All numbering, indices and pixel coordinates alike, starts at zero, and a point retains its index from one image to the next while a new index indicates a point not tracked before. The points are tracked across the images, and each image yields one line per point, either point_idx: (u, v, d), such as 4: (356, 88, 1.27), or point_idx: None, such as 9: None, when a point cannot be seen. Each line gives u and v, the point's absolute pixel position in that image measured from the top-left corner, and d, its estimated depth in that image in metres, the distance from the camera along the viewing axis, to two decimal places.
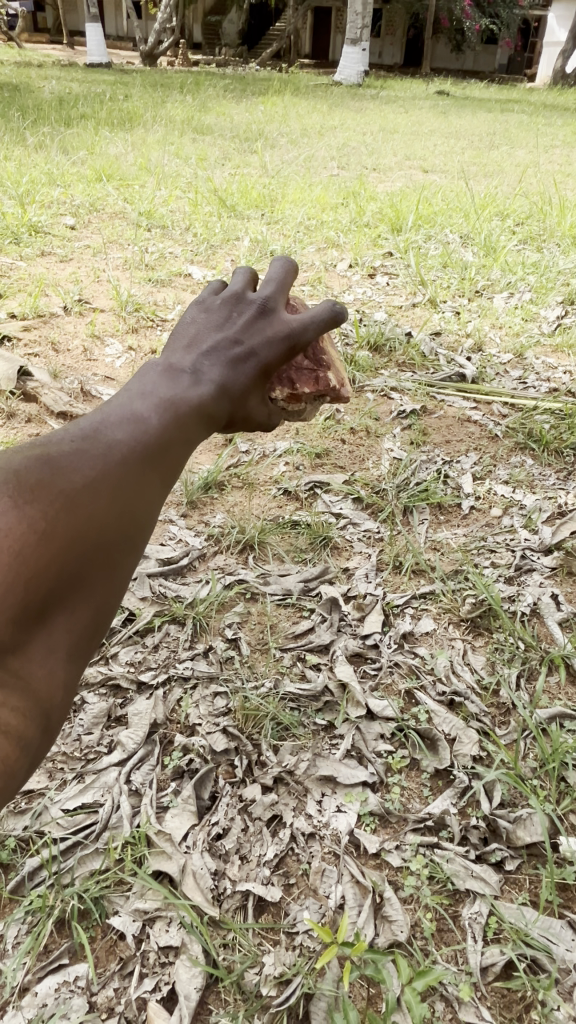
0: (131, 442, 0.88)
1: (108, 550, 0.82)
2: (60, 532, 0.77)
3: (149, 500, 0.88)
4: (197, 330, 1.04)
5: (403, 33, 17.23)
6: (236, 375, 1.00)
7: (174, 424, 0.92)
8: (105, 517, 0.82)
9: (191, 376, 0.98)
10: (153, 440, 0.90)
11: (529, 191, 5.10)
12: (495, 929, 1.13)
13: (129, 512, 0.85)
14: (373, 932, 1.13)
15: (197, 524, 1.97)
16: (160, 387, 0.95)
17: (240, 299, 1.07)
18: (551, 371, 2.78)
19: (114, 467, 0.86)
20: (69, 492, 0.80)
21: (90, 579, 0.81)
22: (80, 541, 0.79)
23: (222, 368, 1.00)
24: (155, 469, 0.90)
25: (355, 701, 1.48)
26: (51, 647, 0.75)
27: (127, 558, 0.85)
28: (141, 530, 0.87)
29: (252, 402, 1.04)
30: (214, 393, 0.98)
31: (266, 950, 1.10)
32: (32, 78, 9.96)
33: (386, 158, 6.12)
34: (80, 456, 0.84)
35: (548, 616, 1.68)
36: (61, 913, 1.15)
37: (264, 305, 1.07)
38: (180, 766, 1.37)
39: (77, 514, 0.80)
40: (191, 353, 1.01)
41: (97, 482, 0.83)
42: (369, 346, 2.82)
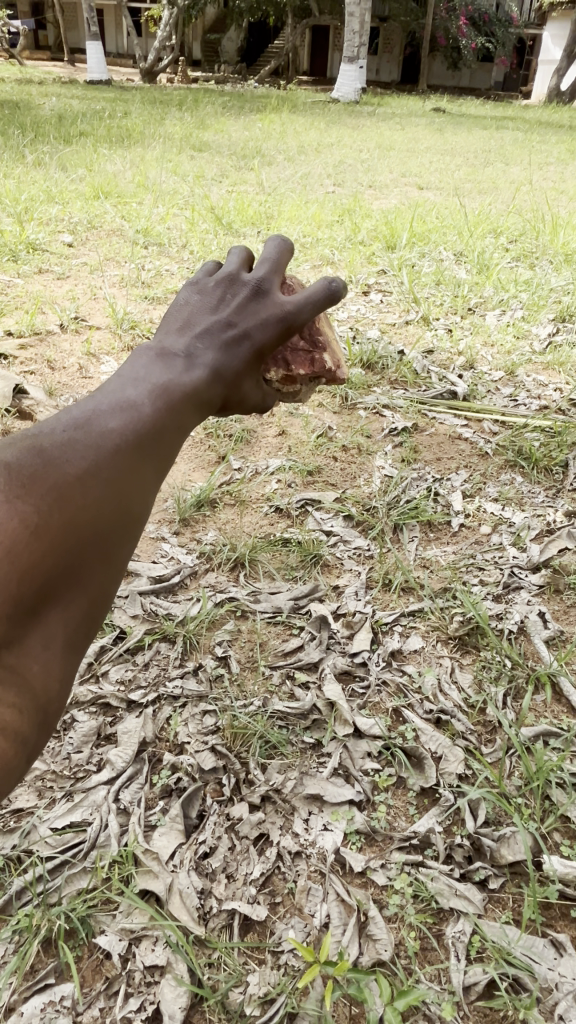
0: (126, 429, 0.90)
1: (103, 540, 0.85)
2: (55, 525, 0.79)
3: (144, 487, 0.91)
4: (192, 312, 1.08)
5: (400, 51, 17.44)
6: (229, 358, 1.06)
7: (168, 412, 0.95)
8: (100, 507, 0.84)
9: (186, 363, 1.01)
10: (148, 426, 0.92)
11: (523, 208, 5.16)
12: (479, 947, 1.14)
13: (124, 500, 0.87)
14: (357, 951, 1.14)
15: (189, 542, 1.99)
16: (154, 373, 0.98)
17: (234, 279, 1.12)
18: (542, 388, 2.81)
19: (109, 454, 0.87)
20: (65, 483, 0.82)
21: (85, 568, 0.83)
22: (74, 532, 0.81)
23: (217, 350, 1.05)
24: (148, 456, 0.92)
25: (343, 720, 1.49)
26: (48, 640, 0.78)
27: (123, 546, 0.88)
28: (135, 518, 0.89)
29: (245, 384, 1.09)
30: (208, 378, 1.02)
31: (251, 969, 1.12)
32: (33, 95, 10.07)
33: (381, 175, 6.19)
34: (74, 444, 0.85)
35: (535, 634, 1.70)
36: (48, 932, 1.16)
37: (258, 286, 1.11)
38: (168, 785, 1.38)
39: (72, 505, 0.82)
40: (186, 336, 1.05)
41: (93, 471, 0.85)
42: (361, 364, 2.85)
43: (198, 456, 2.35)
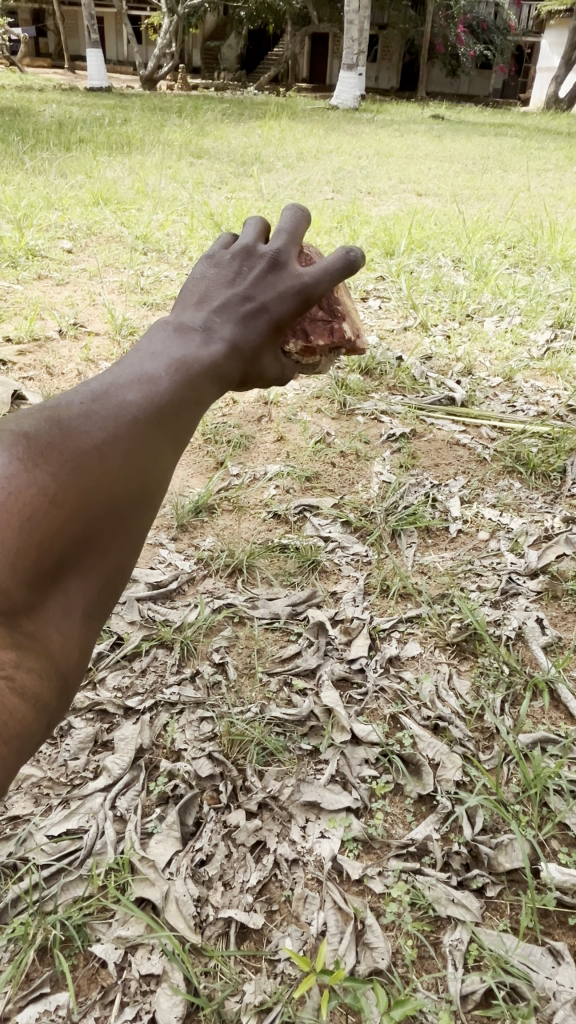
0: (143, 403, 0.92)
1: (121, 511, 0.86)
2: (73, 494, 0.81)
3: (162, 459, 0.92)
4: (209, 286, 1.08)
5: (399, 59, 17.53)
6: (248, 330, 1.06)
7: (185, 386, 0.96)
8: (118, 478, 0.86)
9: (203, 337, 1.02)
10: (166, 398, 0.94)
11: (521, 215, 5.18)
12: (476, 956, 1.14)
13: (141, 471, 0.89)
14: (354, 960, 1.13)
15: (187, 547, 1.99)
16: (170, 349, 0.99)
17: (251, 250, 1.12)
18: (540, 393, 2.82)
19: (126, 427, 0.89)
20: (83, 454, 0.84)
21: (102, 538, 0.85)
22: (92, 502, 0.83)
23: (235, 323, 1.05)
24: (166, 432, 0.93)
25: (340, 726, 1.49)
26: (66, 609, 0.80)
27: (139, 518, 0.89)
28: (152, 490, 0.91)
29: (265, 357, 1.09)
30: (226, 352, 1.03)
31: (247, 977, 1.11)
32: (34, 101, 10.11)
33: (380, 182, 6.21)
34: (92, 417, 0.87)
35: (533, 640, 1.70)
36: (43, 941, 1.15)
37: (276, 257, 1.11)
38: (165, 791, 1.38)
39: (90, 475, 0.83)
40: (203, 311, 1.05)
41: (110, 443, 0.87)
42: (360, 370, 2.86)
43: (196, 462, 2.35)
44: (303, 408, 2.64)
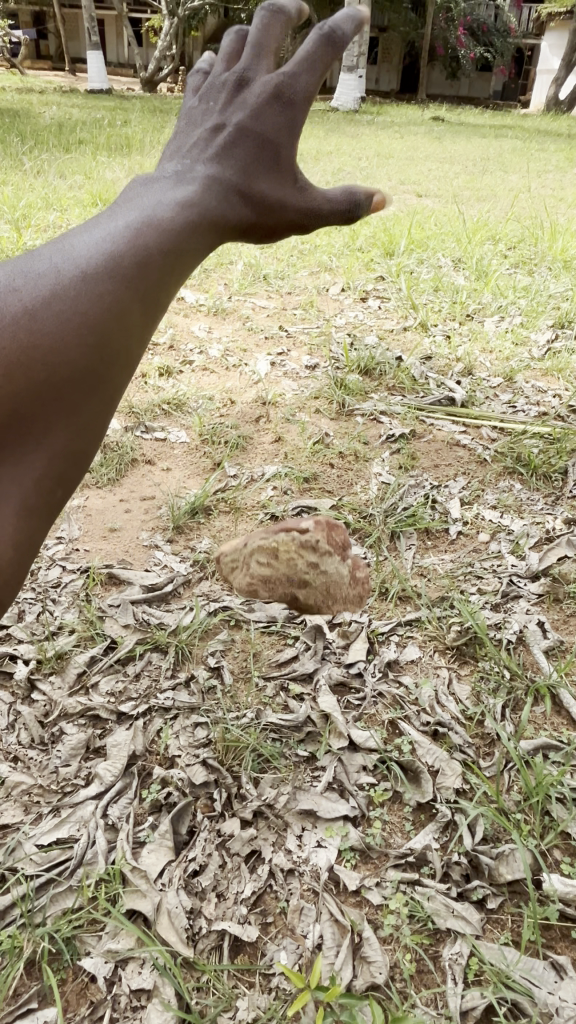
0: (133, 229, 0.89)
1: (117, 342, 0.84)
2: (61, 325, 0.80)
3: (163, 276, 0.89)
4: (186, 139, 1.12)
5: (399, 61, 17.54)
6: (241, 162, 1.09)
7: (177, 216, 0.94)
8: (112, 304, 0.84)
9: (189, 177, 1.02)
10: (158, 225, 0.91)
11: (522, 215, 5.15)
12: (476, 970, 1.10)
13: (139, 291, 0.86)
14: (351, 974, 1.10)
15: (183, 549, 1.96)
16: (163, 190, 0.99)
17: (219, 86, 1.16)
18: (541, 394, 2.78)
19: (117, 252, 0.86)
20: (66, 281, 0.82)
21: (101, 373, 0.82)
22: (83, 334, 0.81)
23: (222, 160, 1.07)
24: (166, 268, 0.90)
25: (338, 732, 1.46)
26: (53, 447, 0.80)
27: (138, 343, 0.87)
28: (153, 312, 0.89)
29: (263, 179, 1.11)
30: (215, 186, 1.03)
31: (241, 992, 1.07)
32: (33, 102, 10.09)
33: (380, 183, 6.19)
34: (76, 245, 0.86)
35: (534, 644, 1.67)
36: (31, 954, 1.12)
37: (242, 79, 1.15)
38: (158, 800, 1.35)
39: (78, 304, 0.81)
40: (186, 158, 1.07)
41: (98, 266, 0.84)
42: (359, 370, 2.83)
43: (193, 463, 2.32)
44: (302, 408, 2.61)
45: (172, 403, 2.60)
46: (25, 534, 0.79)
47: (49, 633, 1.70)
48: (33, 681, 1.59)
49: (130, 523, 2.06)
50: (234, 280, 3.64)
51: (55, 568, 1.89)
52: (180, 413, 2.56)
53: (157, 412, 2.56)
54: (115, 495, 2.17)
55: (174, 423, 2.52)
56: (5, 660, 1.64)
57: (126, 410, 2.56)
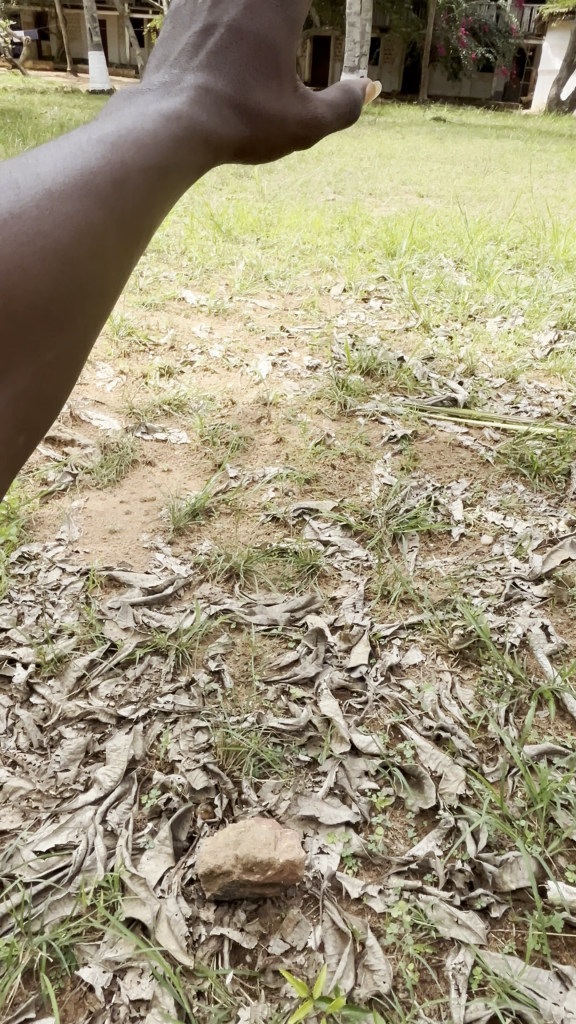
0: (106, 142, 0.81)
1: (90, 267, 0.74)
2: (24, 246, 0.70)
3: (144, 193, 0.81)
4: (170, 48, 1.04)
5: (401, 61, 17.53)
6: (233, 74, 1.02)
7: (161, 127, 0.86)
8: (82, 225, 0.75)
9: (175, 88, 0.93)
10: (137, 137, 0.83)
11: (524, 216, 5.14)
12: (480, 981, 1.09)
13: (114, 209, 0.78)
14: (353, 983, 1.08)
15: (183, 551, 1.94)
16: (146, 102, 0.90)
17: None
18: (544, 395, 2.77)
19: (89, 168, 0.78)
20: (29, 200, 0.73)
21: (73, 300, 0.73)
22: (50, 257, 0.71)
23: (211, 70, 0.99)
24: (152, 182, 0.82)
25: (339, 737, 1.44)
26: (16, 386, 0.68)
27: (117, 267, 0.78)
28: (131, 235, 0.80)
29: (255, 92, 1.04)
30: (205, 98, 0.95)
31: (242, 1002, 1.05)
32: (34, 103, 10.08)
33: (382, 183, 6.17)
34: (41, 164, 0.77)
35: (538, 648, 1.65)
36: (29, 963, 1.10)
37: None
38: (157, 805, 1.33)
39: (43, 225, 0.72)
40: (172, 69, 0.99)
41: (65, 186, 0.76)
42: (361, 371, 2.81)
43: (194, 464, 2.31)
44: (303, 409, 2.60)
45: (173, 404, 2.58)
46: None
47: (49, 635, 1.68)
48: (32, 684, 1.58)
49: (130, 525, 2.04)
50: (236, 281, 3.63)
51: (55, 570, 1.87)
52: (181, 414, 2.55)
53: (158, 413, 2.55)
54: (115, 497, 2.15)
55: (175, 424, 2.50)
56: (4, 663, 1.62)
57: (126, 411, 2.55)
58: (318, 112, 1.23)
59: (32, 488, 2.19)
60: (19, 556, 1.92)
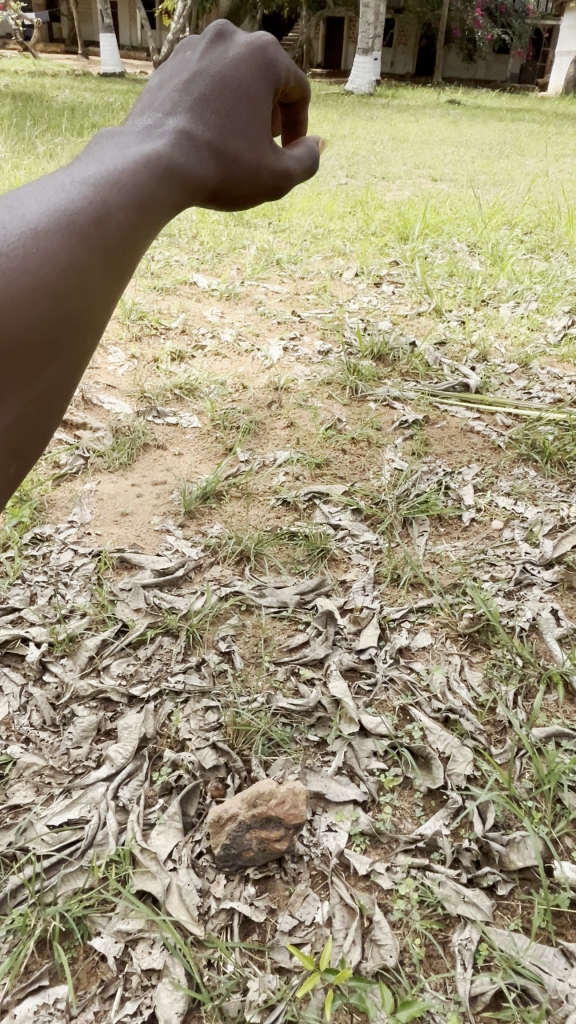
0: (89, 183, 0.75)
1: (78, 301, 0.69)
2: (12, 281, 0.65)
3: (126, 233, 0.75)
4: (157, 86, 0.95)
5: (415, 41, 17.29)
6: (222, 110, 0.93)
7: (144, 166, 0.80)
8: (68, 261, 0.69)
9: (161, 124, 0.87)
10: (118, 176, 0.77)
11: (538, 200, 5.08)
12: (486, 956, 1.10)
13: (98, 248, 0.72)
14: (360, 956, 1.10)
15: (194, 534, 1.95)
16: (129, 141, 0.84)
17: (189, 43, 1.01)
18: (556, 380, 2.74)
19: (72, 207, 0.72)
20: (14, 237, 0.67)
21: (62, 333, 0.67)
22: (38, 293, 0.66)
23: (199, 110, 0.91)
24: (136, 225, 0.77)
25: (349, 718, 1.45)
26: (8, 416, 0.63)
27: (104, 304, 0.72)
28: (116, 273, 0.74)
29: (244, 134, 0.94)
30: (189, 139, 0.87)
31: (251, 973, 1.07)
32: (46, 87, 10.06)
33: (395, 167, 6.11)
34: (25, 203, 0.72)
35: (547, 632, 1.65)
36: (43, 933, 1.13)
37: (221, 30, 1.00)
38: (168, 782, 1.35)
39: (31, 261, 0.67)
40: (156, 110, 0.90)
41: (50, 223, 0.70)
42: (372, 355, 2.80)
43: (205, 448, 2.31)
44: (314, 395, 2.59)
45: (184, 389, 2.58)
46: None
47: (61, 616, 1.70)
48: (45, 663, 1.60)
49: (141, 507, 2.05)
50: (248, 265, 3.62)
51: (67, 551, 1.89)
52: (192, 399, 2.55)
53: (169, 397, 2.55)
54: (127, 480, 2.16)
55: (187, 408, 2.51)
56: (18, 643, 1.65)
57: (137, 395, 2.55)
58: (297, 161, 1.07)
59: (44, 471, 2.20)
60: (32, 538, 1.94)
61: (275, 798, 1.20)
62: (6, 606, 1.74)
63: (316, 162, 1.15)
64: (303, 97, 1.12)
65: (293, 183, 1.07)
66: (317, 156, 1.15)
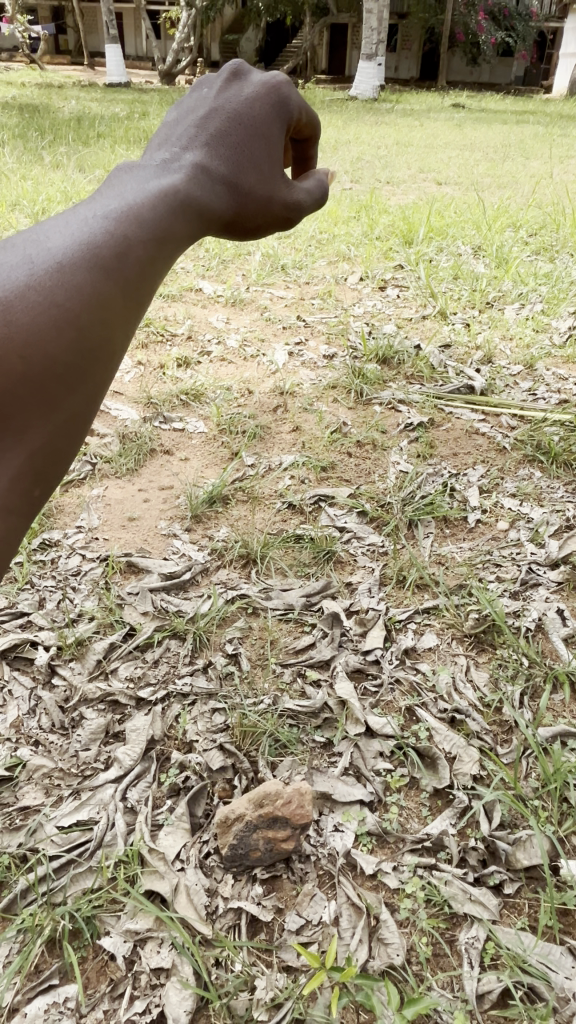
0: (110, 218, 0.77)
1: (98, 331, 0.70)
2: (37, 315, 0.66)
3: (147, 264, 0.76)
4: (174, 124, 0.96)
5: (418, 47, 17.32)
6: (237, 146, 0.93)
7: (162, 200, 0.81)
8: (90, 294, 0.71)
9: (177, 161, 0.88)
10: (137, 209, 0.78)
11: (543, 202, 5.07)
12: (493, 955, 1.10)
13: (118, 280, 0.73)
14: (367, 955, 1.10)
15: (201, 538, 1.97)
16: (148, 174, 0.86)
17: (204, 83, 1.01)
18: (561, 381, 2.75)
19: (93, 240, 0.74)
20: (40, 271, 0.69)
21: (84, 363, 0.69)
22: (60, 326, 0.67)
23: (215, 145, 0.92)
24: (155, 259, 0.78)
25: (354, 718, 1.46)
26: (32, 443, 0.65)
27: (123, 333, 0.73)
28: (136, 304, 0.75)
29: (256, 167, 0.94)
30: (205, 174, 0.88)
31: (258, 971, 1.08)
32: (52, 98, 10.13)
33: (399, 171, 6.13)
34: (50, 238, 0.73)
35: (553, 631, 1.66)
36: (52, 932, 1.14)
37: (236, 71, 1.00)
38: (176, 783, 1.36)
39: (55, 294, 0.68)
40: (174, 146, 0.92)
41: (74, 256, 0.72)
42: (377, 359, 2.81)
43: (211, 453, 2.33)
44: (319, 399, 2.60)
45: (190, 394, 2.60)
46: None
47: (69, 619, 1.72)
48: (54, 666, 1.61)
49: (148, 512, 2.07)
50: (252, 271, 3.64)
51: (75, 556, 1.91)
52: (198, 404, 2.57)
53: (175, 403, 2.57)
54: (134, 485, 2.18)
55: (192, 413, 2.53)
56: (26, 647, 1.66)
57: (144, 402, 2.57)
58: (309, 196, 1.07)
59: None
60: (40, 543, 1.96)
61: (281, 798, 1.21)
62: (15, 610, 1.75)
63: (326, 194, 1.14)
64: (314, 131, 1.12)
65: (307, 213, 1.08)
66: (328, 186, 1.15)
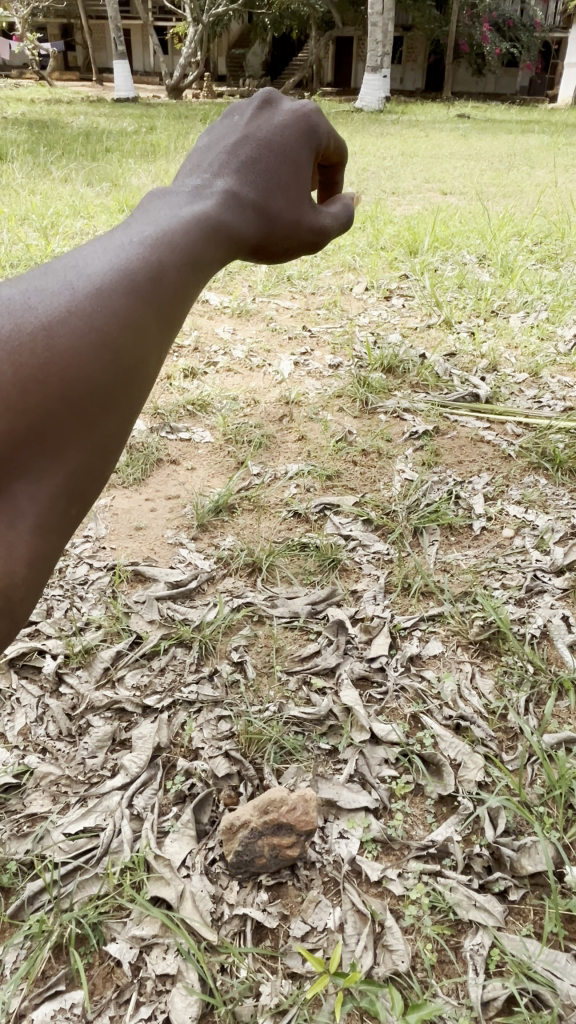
0: (145, 240, 0.75)
1: (134, 354, 0.68)
2: (76, 339, 0.65)
3: (181, 287, 0.75)
4: (204, 151, 0.96)
5: (424, 59, 17.45)
6: (267, 173, 0.93)
7: (195, 224, 0.81)
8: (128, 317, 0.69)
9: (209, 186, 0.88)
10: (172, 233, 0.78)
11: (548, 211, 5.09)
12: (498, 961, 1.10)
13: (154, 303, 0.72)
14: (371, 962, 1.11)
15: (207, 547, 1.98)
16: (180, 199, 0.85)
17: (235, 110, 1.01)
18: (566, 388, 2.75)
19: (130, 263, 0.72)
20: (79, 295, 0.68)
21: (121, 386, 0.67)
22: (98, 350, 0.66)
23: (245, 172, 0.91)
24: (188, 283, 0.77)
25: (359, 725, 1.47)
26: (70, 465, 0.64)
27: (157, 356, 0.72)
28: (170, 327, 0.74)
29: (284, 193, 0.94)
30: (236, 199, 0.88)
31: (263, 977, 1.09)
32: (62, 114, 10.26)
33: (405, 181, 6.17)
34: (87, 261, 0.72)
35: (558, 638, 1.66)
36: (59, 938, 1.14)
37: (267, 99, 1.00)
38: (182, 790, 1.37)
39: (94, 317, 0.67)
40: (205, 172, 0.91)
41: (111, 279, 0.70)
42: (382, 368, 2.83)
43: (217, 462, 2.35)
44: (325, 407, 2.62)
45: (197, 404, 2.62)
46: (37, 556, 0.62)
47: (77, 628, 1.73)
48: (61, 675, 1.63)
49: (154, 522, 2.09)
50: (258, 283, 3.67)
51: (83, 565, 1.93)
52: (205, 414, 2.59)
53: (182, 413, 2.59)
54: (141, 495, 2.20)
55: (199, 423, 2.55)
56: (34, 655, 1.68)
57: (151, 412, 2.60)
58: (335, 221, 1.06)
59: None
60: None
61: (286, 805, 1.21)
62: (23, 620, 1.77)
63: (351, 217, 1.14)
64: (343, 157, 1.11)
65: (332, 236, 1.07)
66: (354, 210, 1.15)
